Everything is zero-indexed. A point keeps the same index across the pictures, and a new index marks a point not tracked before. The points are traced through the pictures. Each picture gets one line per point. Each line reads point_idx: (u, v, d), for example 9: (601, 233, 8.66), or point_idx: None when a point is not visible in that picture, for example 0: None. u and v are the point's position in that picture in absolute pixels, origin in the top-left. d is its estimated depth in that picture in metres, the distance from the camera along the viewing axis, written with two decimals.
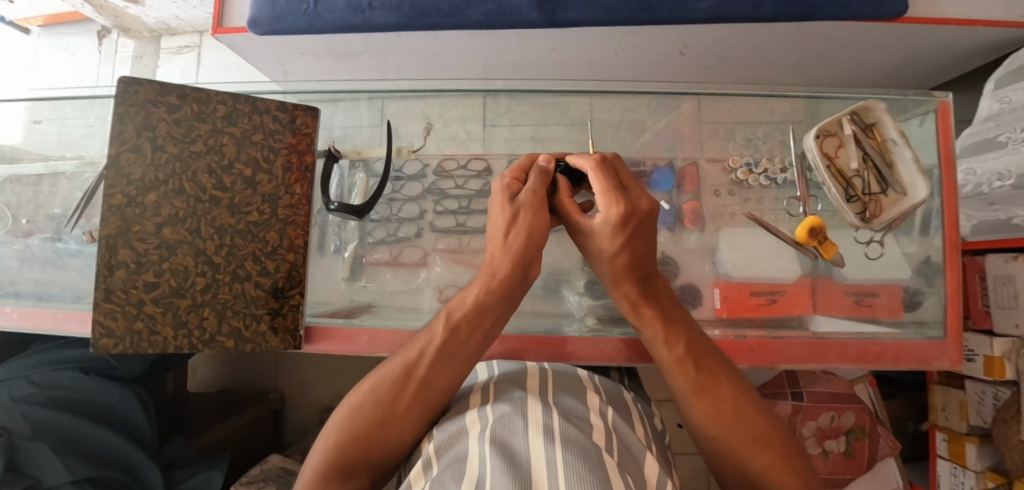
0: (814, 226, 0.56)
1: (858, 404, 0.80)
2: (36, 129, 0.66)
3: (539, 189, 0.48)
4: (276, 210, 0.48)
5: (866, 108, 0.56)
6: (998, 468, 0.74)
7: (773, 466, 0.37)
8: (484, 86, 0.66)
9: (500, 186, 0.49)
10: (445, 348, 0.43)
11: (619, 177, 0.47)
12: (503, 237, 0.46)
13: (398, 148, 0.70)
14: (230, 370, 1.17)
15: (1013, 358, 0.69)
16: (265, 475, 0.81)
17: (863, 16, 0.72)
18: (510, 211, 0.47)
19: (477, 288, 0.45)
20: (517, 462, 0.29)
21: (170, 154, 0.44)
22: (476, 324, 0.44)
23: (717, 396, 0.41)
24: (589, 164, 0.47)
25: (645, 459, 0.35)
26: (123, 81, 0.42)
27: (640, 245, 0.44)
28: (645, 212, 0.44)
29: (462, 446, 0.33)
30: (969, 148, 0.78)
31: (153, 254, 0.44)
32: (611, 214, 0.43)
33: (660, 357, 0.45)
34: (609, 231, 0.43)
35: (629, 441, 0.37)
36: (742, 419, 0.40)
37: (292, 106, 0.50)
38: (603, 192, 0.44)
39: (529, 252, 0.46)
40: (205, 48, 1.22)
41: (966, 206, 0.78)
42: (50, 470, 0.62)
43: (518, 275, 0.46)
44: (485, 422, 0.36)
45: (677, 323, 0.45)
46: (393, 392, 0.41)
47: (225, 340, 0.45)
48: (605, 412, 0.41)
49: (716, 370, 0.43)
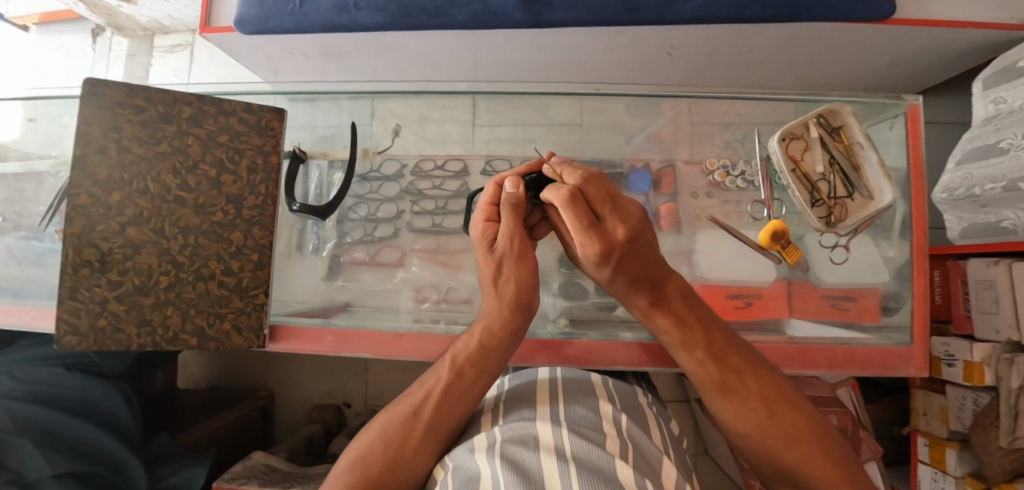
0: (776, 230, 0.54)
1: (839, 408, 0.80)
2: (32, 129, 0.67)
3: (513, 232, 0.47)
4: (240, 210, 0.50)
5: (833, 111, 0.55)
6: (978, 474, 0.74)
7: (809, 460, 0.38)
8: (449, 89, 0.64)
9: (476, 235, 0.49)
10: (451, 391, 0.44)
11: (591, 202, 0.41)
12: (492, 284, 0.47)
13: (365, 148, 0.70)
14: (220, 366, 1.18)
15: (993, 364, 0.68)
16: (249, 472, 0.81)
17: (851, 17, 0.71)
18: (493, 262, 0.47)
19: (480, 330, 0.47)
20: (528, 475, 0.30)
21: (136, 155, 0.45)
22: (482, 364, 0.46)
23: (744, 395, 0.41)
24: (560, 201, 0.40)
25: (660, 463, 0.36)
26: (89, 83, 0.43)
27: (633, 266, 0.42)
28: (620, 242, 0.40)
29: (473, 465, 0.35)
30: (968, 153, 0.74)
31: (117, 253, 0.45)
32: (588, 253, 0.41)
33: (682, 360, 0.45)
34: (593, 264, 0.42)
35: (644, 448, 0.37)
36: (775, 416, 0.40)
37: (259, 107, 0.52)
38: (576, 233, 0.40)
39: (525, 297, 0.47)
40: (197, 46, 1.23)
41: (955, 208, 0.76)
42: (31, 464, 0.63)
43: (520, 319, 0.47)
44: (492, 439, 0.37)
45: (697, 323, 0.44)
46: (403, 432, 0.42)
47: (189, 337, 0.47)
48: (619, 419, 0.41)
49: (742, 367, 0.42)
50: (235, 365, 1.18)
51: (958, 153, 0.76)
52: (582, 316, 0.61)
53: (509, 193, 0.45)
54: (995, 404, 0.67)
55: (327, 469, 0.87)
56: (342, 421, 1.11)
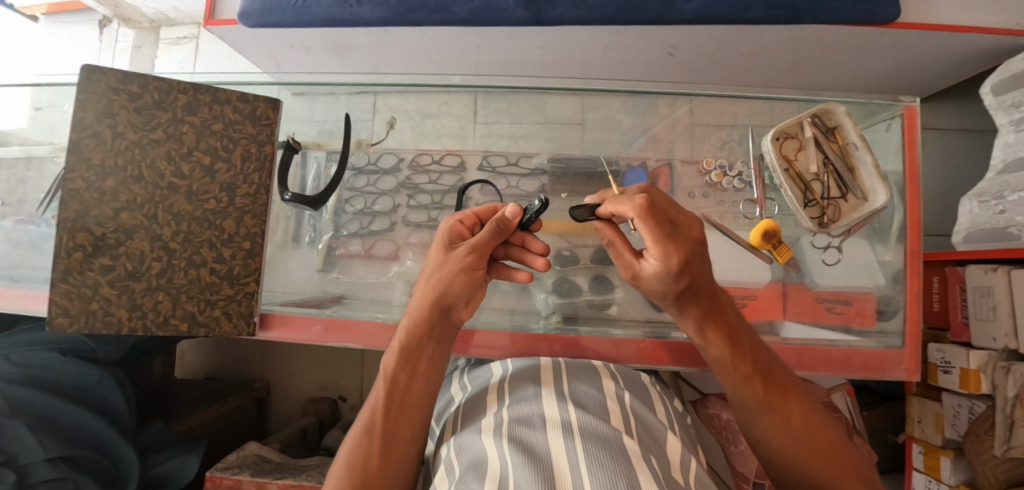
0: (768, 229, 0.54)
1: (834, 414, 0.78)
2: (37, 115, 0.67)
3: (478, 244, 0.44)
4: (233, 199, 0.51)
5: (828, 111, 0.55)
6: (971, 483, 0.73)
7: (836, 477, 0.41)
8: (442, 81, 0.65)
9: (443, 228, 0.48)
10: (392, 402, 0.45)
11: (661, 208, 0.35)
12: (421, 283, 0.47)
13: (359, 141, 0.70)
14: (218, 357, 1.19)
15: (989, 372, 0.67)
16: (241, 462, 0.81)
17: (853, 20, 0.71)
18: (442, 259, 0.45)
19: (399, 332, 0.46)
20: (538, 456, 0.32)
21: (130, 141, 0.47)
22: (411, 368, 0.46)
23: (787, 414, 0.42)
24: (637, 212, 0.33)
25: (668, 439, 0.38)
26: (87, 70, 0.45)
27: (705, 275, 0.37)
28: (697, 241, 0.35)
29: (478, 445, 0.36)
30: (1014, 163, 0.72)
31: (110, 238, 0.46)
32: (670, 264, 0.35)
33: (727, 377, 0.44)
34: (672, 275, 0.36)
35: (649, 424, 0.40)
36: (810, 433, 0.42)
37: (253, 97, 0.53)
38: (654, 244, 0.34)
39: (448, 297, 0.45)
40: (203, 40, 1.24)
41: (976, 213, 0.76)
42: (26, 447, 0.62)
43: (434, 315, 0.46)
44: (499, 422, 0.38)
45: (743, 344, 0.43)
46: (363, 454, 0.43)
47: (179, 323, 0.48)
48: (622, 396, 0.43)
49: (784, 387, 0.43)
50: (231, 356, 1.18)
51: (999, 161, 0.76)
52: (574, 313, 0.60)
53: (507, 219, 0.43)
54: (990, 412, 0.66)
55: (320, 461, 0.88)
56: (336, 415, 1.11)
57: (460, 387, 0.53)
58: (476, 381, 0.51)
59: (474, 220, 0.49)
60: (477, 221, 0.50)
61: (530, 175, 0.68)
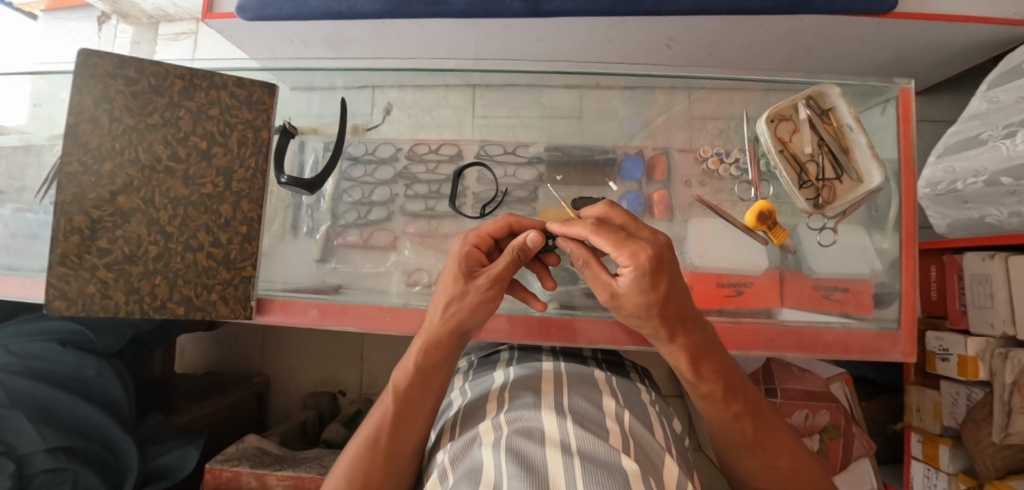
0: (763, 210, 0.53)
1: (833, 403, 0.79)
2: (35, 106, 0.68)
3: (502, 271, 0.42)
4: (230, 183, 0.51)
5: (822, 93, 0.56)
6: (970, 471, 0.73)
7: None
8: (437, 67, 0.65)
9: (459, 253, 0.44)
10: (401, 416, 0.44)
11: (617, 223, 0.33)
12: (435, 308, 0.44)
13: (354, 125, 0.71)
14: (217, 353, 1.19)
15: (987, 359, 0.67)
16: (241, 454, 0.81)
17: (851, 10, 0.71)
18: (461, 287, 0.43)
19: (415, 353, 0.45)
20: (533, 469, 0.29)
21: (127, 126, 0.47)
22: (424, 389, 0.45)
23: (774, 452, 0.41)
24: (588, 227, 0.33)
25: (663, 462, 0.34)
26: (83, 54, 0.45)
27: (677, 289, 0.32)
28: (666, 246, 0.32)
29: (477, 456, 0.34)
30: (952, 147, 0.72)
31: (107, 221, 0.46)
32: (634, 271, 0.30)
33: (713, 414, 0.42)
34: (644, 285, 0.31)
35: (647, 446, 0.36)
36: (797, 474, 0.41)
37: (250, 82, 0.53)
38: (614, 247, 0.30)
39: (470, 322, 0.44)
40: (201, 35, 1.25)
41: (938, 204, 0.75)
42: (26, 437, 0.62)
43: (454, 338, 0.45)
44: (499, 430, 0.36)
45: (723, 370, 0.40)
46: (365, 466, 0.42)
47: (176, 306, 0.48)
48: (622, 415, 0.40)
49: (768, 423, 0.42)
50: (231, 351, 1.19)
51: (940, 146, 0.74)
52: (570, 302, 0.60)
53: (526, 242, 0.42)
54: (988, 399, 0.66)
55: (319, 453, 0.88)
56: (336, 409, 1.12)
57: (460, 392, 0.52)
58: (477, 387, 0.50)
59: (489, 243, 0.47)
60: (490, 241, 0.47)
61: (527, 164, 0.68)
